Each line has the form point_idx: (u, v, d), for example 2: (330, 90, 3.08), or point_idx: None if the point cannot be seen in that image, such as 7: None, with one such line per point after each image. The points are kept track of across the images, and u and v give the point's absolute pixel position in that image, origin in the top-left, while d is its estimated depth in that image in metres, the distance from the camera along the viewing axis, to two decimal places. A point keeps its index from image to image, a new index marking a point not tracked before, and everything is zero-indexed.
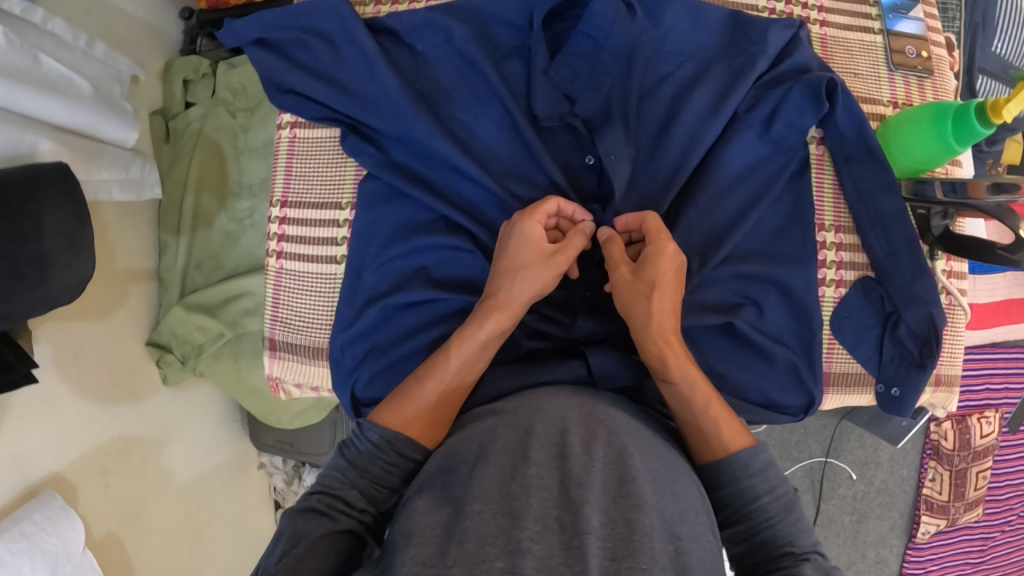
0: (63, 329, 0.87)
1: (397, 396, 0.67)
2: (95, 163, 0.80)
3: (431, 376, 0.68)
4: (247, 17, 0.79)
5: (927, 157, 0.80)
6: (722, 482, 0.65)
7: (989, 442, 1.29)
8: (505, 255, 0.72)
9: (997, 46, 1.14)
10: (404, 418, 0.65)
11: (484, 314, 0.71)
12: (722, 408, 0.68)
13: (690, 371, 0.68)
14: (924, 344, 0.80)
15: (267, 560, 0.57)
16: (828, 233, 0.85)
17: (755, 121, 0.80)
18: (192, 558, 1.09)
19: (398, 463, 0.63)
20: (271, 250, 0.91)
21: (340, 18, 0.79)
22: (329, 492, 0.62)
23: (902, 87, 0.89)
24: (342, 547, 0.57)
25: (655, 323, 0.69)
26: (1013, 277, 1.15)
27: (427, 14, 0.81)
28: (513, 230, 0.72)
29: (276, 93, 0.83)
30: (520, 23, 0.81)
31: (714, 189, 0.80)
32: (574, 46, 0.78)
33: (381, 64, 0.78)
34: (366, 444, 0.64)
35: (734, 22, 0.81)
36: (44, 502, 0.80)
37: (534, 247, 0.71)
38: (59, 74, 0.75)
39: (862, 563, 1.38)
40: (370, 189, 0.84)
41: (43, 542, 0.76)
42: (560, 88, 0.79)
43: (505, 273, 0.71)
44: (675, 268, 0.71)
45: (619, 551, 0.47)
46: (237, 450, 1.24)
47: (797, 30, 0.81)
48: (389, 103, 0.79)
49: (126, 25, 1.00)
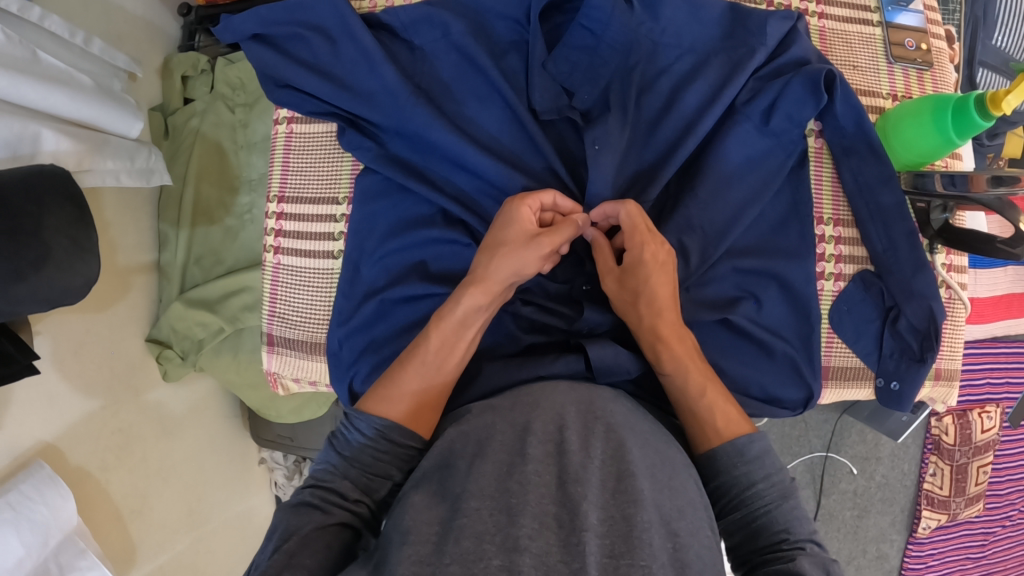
0: (62, 324, 0.87)
1: (382, 382, 0.67)
2: (100, 154, 0.80)
3: (412, 359, 0.68)
4: (247, 13, 0.79)
5: (927, 150, 0.79)
6: (719, 470, 0.65)
7: (990, 437, 1.28)
8: (490, 237, 0.72)
9: (999, 39, 1.14)
10: (391, 404, 0.65)
11: (460, 291, 0.70)
12: (718, 395, 0.68)
13: (684, 366, 0.69)
14: (924, 339, 0.80)
15: (261, 556, 0.57)
16: (828, 226, 0.85)
17: (754, 114, 0.79)
18: (195, 552, 1.10)
19: (389, 451, 0.64)
20: (270, 244, 0.91)
21: (338, 13, 0.79)
22: (322, 485, 0.62)
23: (902, 79, 0.88)
24: (336, 540, 0.58)
25: (647, 324, 0.70)
26: (1014, 272, 1.15)
27: (424, 9, 0.81)
28: (503, 213, 0.72)
29: (274, 88, 0.82)
30: (517, 17, 0.81)
31: (715, 182, 0.79)
32: (571, 39, 0.77)
33: (380, 59, 0.78)
34: (357, 435, 0.64)
35: (732, 14, 0.81)
36: (30, 471, 0.79)
37: (518, 227, 0.70)
38: (58, 69, 0.75)
39: (862, 558, 1.38)
40: (369, 183, 0.84)
41: (29, 512, 0.75)
42: (558, 82, 0.79)
43: (489, 251, 0.71)
44: (659, 267, 0.70)
45: (618, 547, 0.47)
46: (237, 446, 1.25)
47: (796, 23, 0.80)
48: (388, 98, 0.79)
49: (124, 21, 1.00)
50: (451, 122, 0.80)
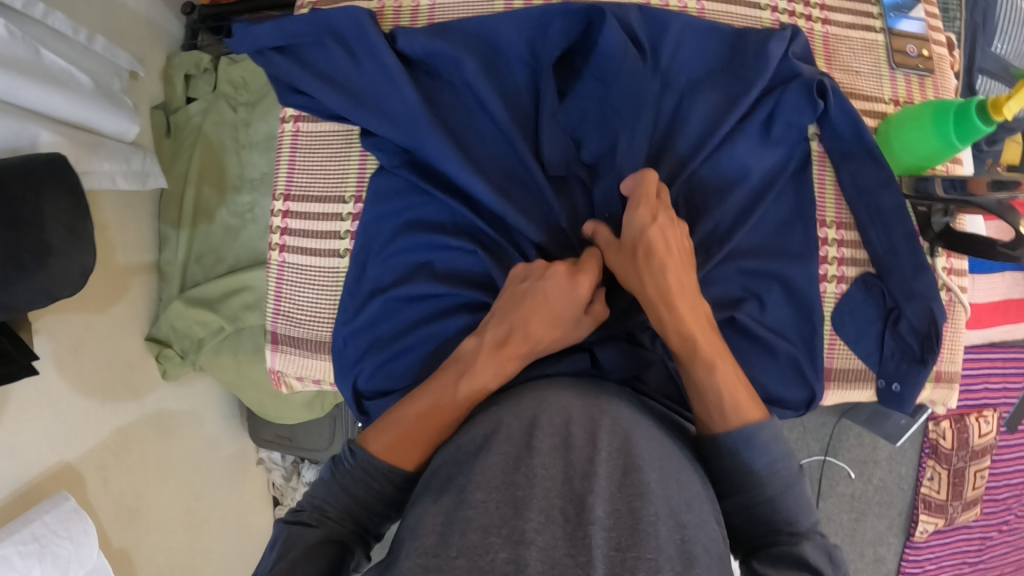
0: (62, 323, 0.86)
1: (395, 431, 0.63)
2: (95, 156, 0.80)
3: (431, 415, 0.64)
4: (266, 24, 0.80)
5: (928, 154, 0.80)
6: (722, 454, 0.63)
7: (988, 441, 1.30)
8: (550, 311, 0.67)
9: (998, 47, 1.15)
10: (401, 451, 0.63)
11: (499, 361, 0.67)
12: (728, 372, 0.65)
13: (691, 338, 0.66)
14: (925, 340, 0.81)
15: (262, 565, 0.58)
16: (830, 229, 0.84)
17: (755, 126, 0.80)
18: (192, 553, 1.09)
19: (388, 488, 0.62)
20: (275, 242, 0.91)
21: (359, 27, 0.79)
22: (322, 506, 0.61)
23: (903, 85, 0.89)
24: (336, 556, 0.58)
25: (647, 287, 0.67)
26: (1012, 277, 1.16)
27: (439, 42, 0.79)
28: (571, 290, 0.67)
29: (287, 92, 0.84)
30: (525, 57, 0.82)
31: (719, 184, 0.80)
32: (582, 90, 0.81)
33: (403, 80, 0.77)
34: (357, 467, 0.62)
35: (734, 49, 0.82)
36: (57, 502, 0.79)
37: (582, 304, 0.67)
38: (59, 67, 0.75)
39: (860, 561, 1.38)
40: (381, 183, 0.84)
41: (53, 546, 0.76)
42: (568, 129, 0.81)
43: (552, 326, 0.68)
44: (660, 229, 0.69)
45: (624, 540, 0.47)
46: (235, 447, 1.24)
47: (792, 45, 0.81)
48: (407, 119, 0.78)
49: (126, 18, 0.99)
50: (464, 152, 0.79)
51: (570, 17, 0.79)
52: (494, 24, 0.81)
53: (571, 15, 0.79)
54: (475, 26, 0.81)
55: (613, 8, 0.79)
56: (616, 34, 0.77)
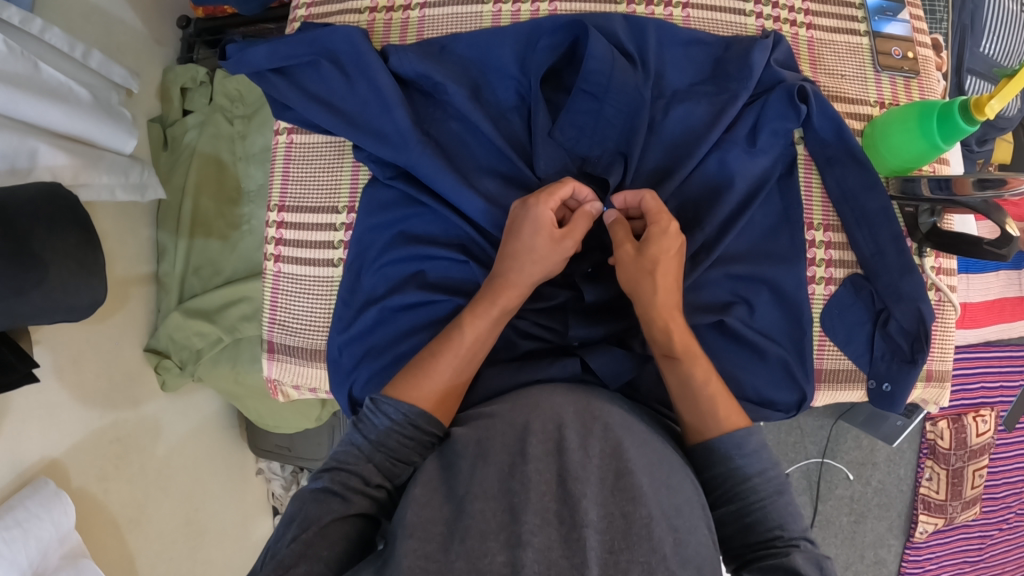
0: (63, 334, 0.87)
1: (410, 370, 0.67)
2: (96, 169, 0.81)
3: (445, 355, 0.68)
4: (261, 46, 0.81)
5: (914, 155, 0.81)
6: (714, 462, 0.64)
7: (986, 440, 1.30)
8: (515, 238, 0.71)
9: (985, 47, 1.17)
10: (419, 392, 0.65)
11: (462, 320, 0.70)
12: (720, 386, 0.68)
13: (689, 349, 0.69)
14: (915, 340, 0.81)
15: (274, 541, 0.57)
16: (817, 232, 0.85)
17: (740, 138, 0.81)
18: (192, 563, 1.09)
19: (415, 438, 0.62)
20: (270, 253, 0.92)
21: (354, 46, 0.81)
22: (344, 468, 0.61)
23: (889, 87, 0.90)
24: (352, 530, 0.57)
25: (660, 299, 0.69)
26: (1006, 276, 1.17)
27: (427, 63, 0.80)
28: (525, 213, 0.71)
29: (282, 110, 0.86)
30: (515, 74, 0.83)
31: (704, 190, 0.82)
32: (575, 105, 0.79)
33: (395, 103, 0.79)
34: (384, 419, 0.63)
35: (716, 63, 0.83)
36: (36, 487, 0.79)
37: (540, 221, 0.70)
38: (58, 82, 0.76)
39: (861, 563, 1.38)
40: (376, 194, 0.85)
41: (36, 529, 0.76)
42: (564, 148, 0.80)
43: (513, 254, 0.71)
44: (677, 248, 0.71)
45: (617, 543, 0.48)
46: (235, 455, 1.25)
47: (772, 53, 0.82)
48: (400, 140, 0.79)
49: (123, 34, 1.01)
50: (455, 168, 0.80)
51: (557, 32, 0.80)
52: (484, 48, 0.83)
53: (559, 31, 0.80)
54: (464, 47, 0.83)
55: (595, 21, 0.81)
56: (600, 48, 0.77)
